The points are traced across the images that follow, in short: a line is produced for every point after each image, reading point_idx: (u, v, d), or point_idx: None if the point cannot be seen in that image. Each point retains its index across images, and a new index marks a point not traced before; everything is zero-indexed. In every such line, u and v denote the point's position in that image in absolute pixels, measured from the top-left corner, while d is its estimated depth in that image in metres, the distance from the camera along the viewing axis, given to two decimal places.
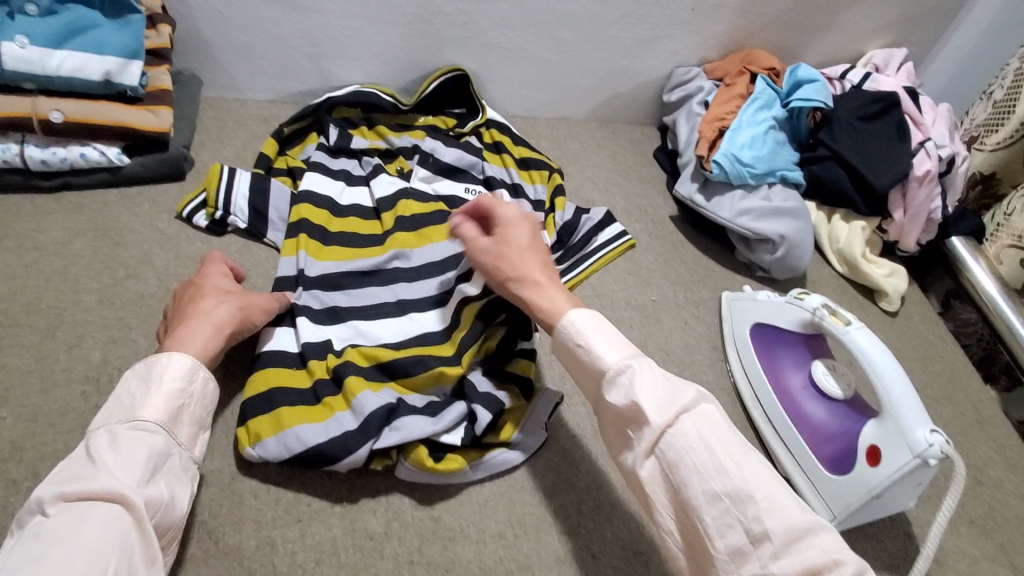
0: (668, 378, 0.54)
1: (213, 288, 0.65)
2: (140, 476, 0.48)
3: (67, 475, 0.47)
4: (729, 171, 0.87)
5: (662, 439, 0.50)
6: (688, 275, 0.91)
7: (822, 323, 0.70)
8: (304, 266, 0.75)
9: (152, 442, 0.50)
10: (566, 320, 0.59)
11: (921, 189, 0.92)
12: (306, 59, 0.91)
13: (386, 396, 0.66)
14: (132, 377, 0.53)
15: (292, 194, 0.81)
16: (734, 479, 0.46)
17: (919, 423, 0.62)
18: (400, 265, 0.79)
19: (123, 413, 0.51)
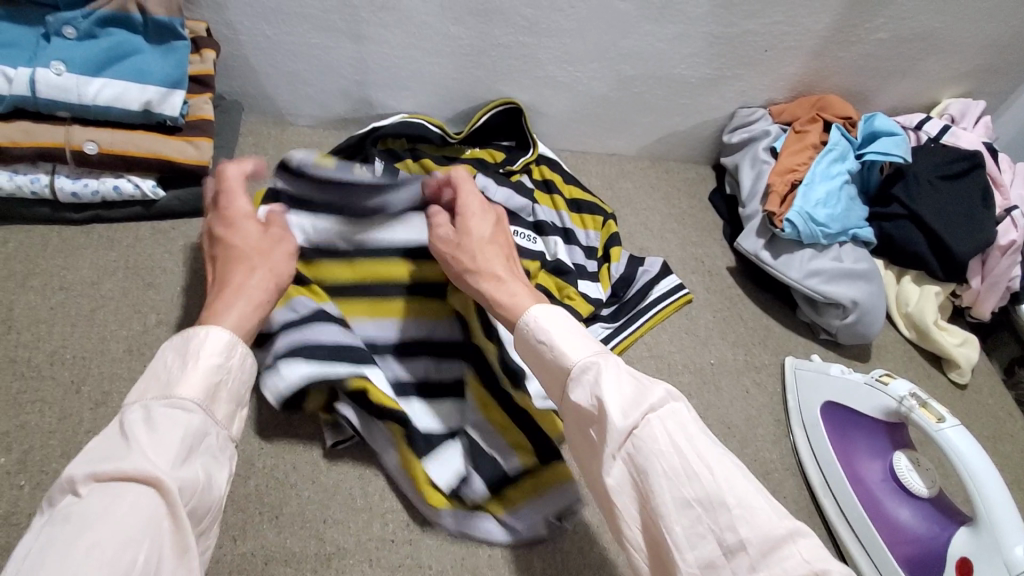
0: (639, 376, 0.47)
1: (248, 243, 0.57)
2: (177, 457, 0.40)
3: (95, 452, 0.39)
4: (801, 230, 0.81)
5: (630, 443, 0.44)
6: (749, 335, 0.85)
7: (910, 414, 0.64)
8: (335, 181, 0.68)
9: (192, 423, 0.42)
10: (527, 316, 0.53)
11: (1004, 258, 0.87)
12: (354, 87, 0.87)
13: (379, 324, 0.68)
14: (170, 349, 0.45)
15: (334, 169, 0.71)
16: (708, 486, 0.40)
17: (1019, 539, 0.56)
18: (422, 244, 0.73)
19: (160, 385, 0.43)
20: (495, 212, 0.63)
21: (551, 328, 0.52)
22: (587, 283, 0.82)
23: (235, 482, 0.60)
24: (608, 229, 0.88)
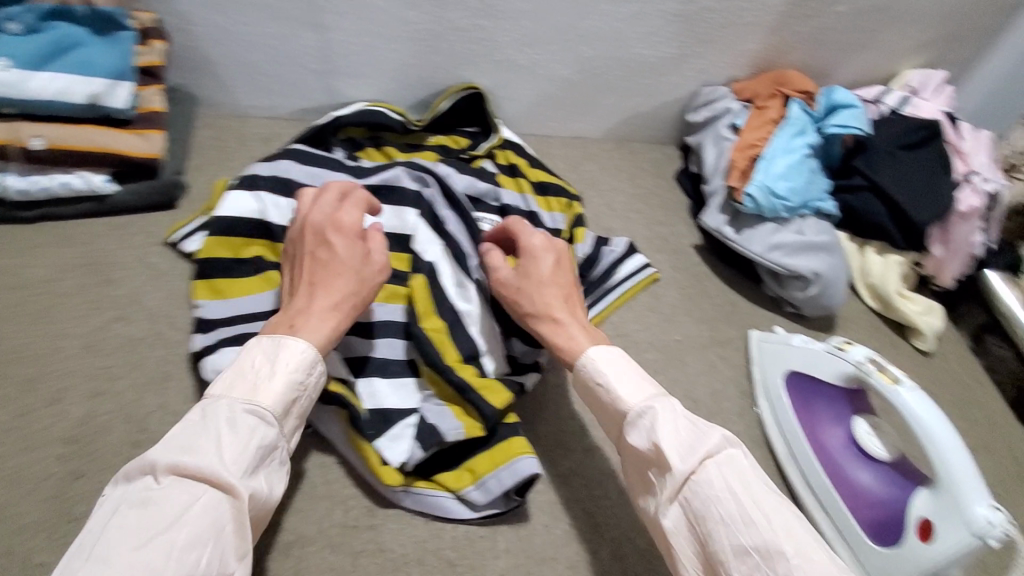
0: (694, 420, 0.54)
1: (344, 255, 0.61)
2: (243, 465, 0.47)
3: (183, 440, 0.47)
4: (761, 204, 0.82)
5: (687, 487, 0.50)
6: (714, 311, 0.86)
7: (868, 378, 0.64)
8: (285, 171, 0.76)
9: (263, 430, 0.50)
10: (585, 357, 0.60)
11: (964, 225, 0.88)
12: (313, 76, 0.86)
13: None
14: (259, 352, 0.53)
15: (287, 161, 0.77)
16: (764, 536, 0.46)
17: (977, 498, 0.55)
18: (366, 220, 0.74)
19: (240, 386, 0.51)
20: (555, 249, 0.68)
21: (612, 370, 0.58)
22: None
23: None
24: (571, 212, 0.88)
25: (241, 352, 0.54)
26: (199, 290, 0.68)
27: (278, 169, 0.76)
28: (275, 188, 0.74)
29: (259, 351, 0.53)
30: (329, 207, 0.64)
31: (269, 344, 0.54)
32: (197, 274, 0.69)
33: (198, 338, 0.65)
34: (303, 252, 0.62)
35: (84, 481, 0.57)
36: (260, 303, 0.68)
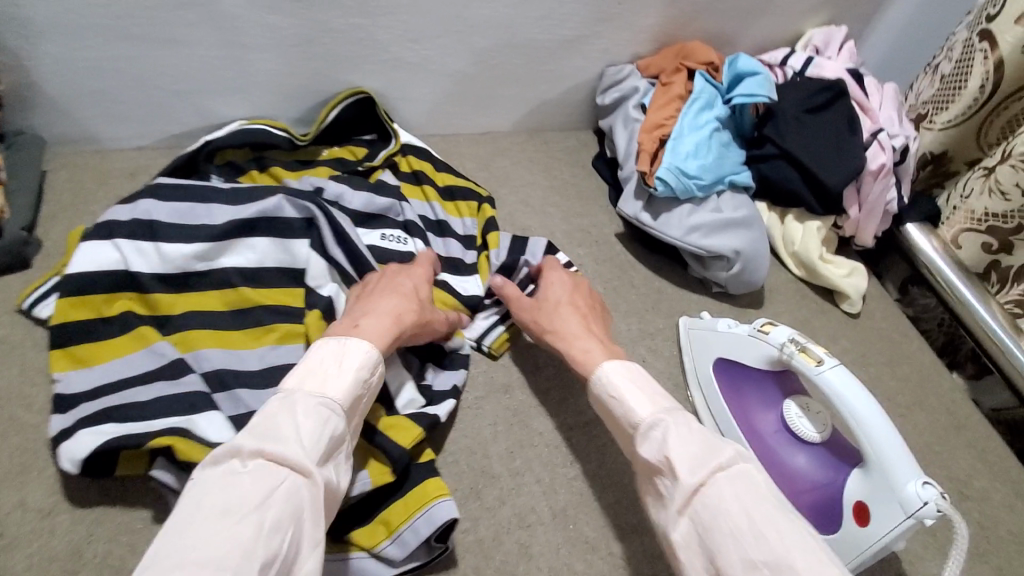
0: (707, 431, 0.50)
1: (409, 287, 0.65)
2: (319, 452, 0.47)
3: (261, 427, 0.46)
4: (675, 186, 0.79)
5: (697, 500, 0.46)
6: (641, 302, 0.83)
7: (792, 361, 0.62)
8: (148, 211, 0.66)
9: (336, 422, 0.49)
10: (600, 370, 0.59)
11: (876, 183, 0.86)
12: (176, 98, 0.76)
13: (216, 358, 0.62)
14: (325, 351, 0.54)
15: (147, 198, 0.67)
16: (776, 549, 0.41)
17: (908, 475, 0.53)
18: (249, 257, 0.68)
19: (313, 380, 0.51)
20: (576, 280, 0.72)
21: (627, 379, 0.58)
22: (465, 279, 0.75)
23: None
24: (479, 214, 0.83)
25: (307, 352, 0.54)
26: (58, 360, 0.60)
27: (140, 210, 0.66)
28: (139, 234, 0.65)
29: (327, 350, 0.54)
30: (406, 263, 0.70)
31: (339, 342, 0.55)
32: (54, 342, 0.61)
33: (54, 420, 0.56)
34: (370, 285, 0.66)
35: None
36: (131, 366, 0.60)
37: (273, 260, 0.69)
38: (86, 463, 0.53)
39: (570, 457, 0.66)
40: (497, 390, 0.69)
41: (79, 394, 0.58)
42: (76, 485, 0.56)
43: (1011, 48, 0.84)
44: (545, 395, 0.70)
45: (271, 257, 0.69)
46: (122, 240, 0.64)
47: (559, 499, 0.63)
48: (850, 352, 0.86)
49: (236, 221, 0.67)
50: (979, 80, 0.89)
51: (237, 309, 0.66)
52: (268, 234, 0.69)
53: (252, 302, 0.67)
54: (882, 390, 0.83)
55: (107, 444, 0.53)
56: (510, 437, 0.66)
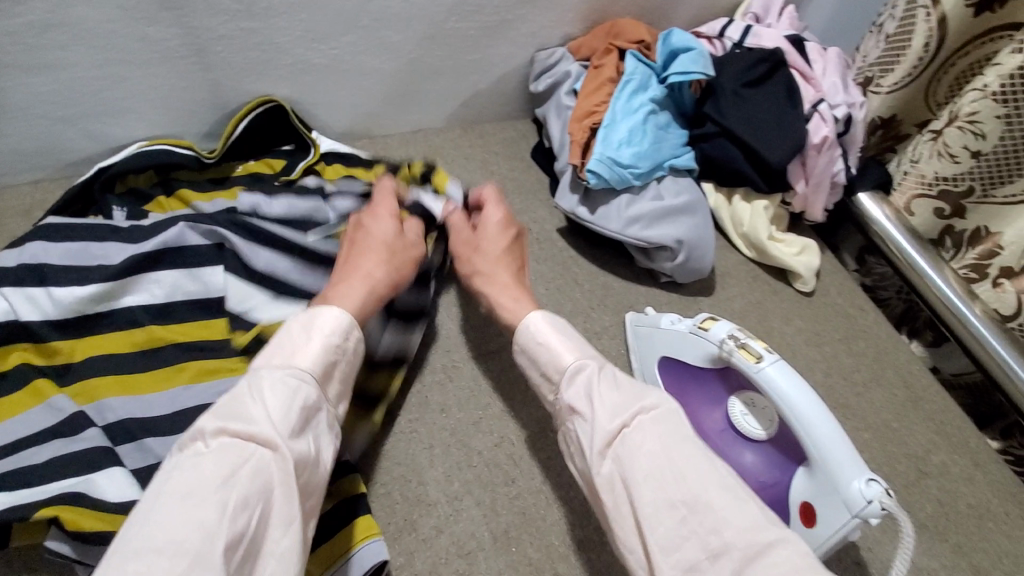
0: (631, 383, 0.53)
1: (379, 239, 0.63)
2: (291, 425, 0.45)
3: (227, 407, 0.45)
4: (608, 178, 0.75)
5: (617, 444, 0.48)
6: (587, 300, 0.79)
7: (732, 358, 0.59)
8: (36, 256, 0.61)
9: (308, 389, 0.48)
10: (527, 320, 0.59)
11: (821, 156, 0.82)
12: (60, 125, 0.70)
13: (120, 407, 0.58)
14: (294, 323, 0.52)
15: (34, 241, 0.62)
16: (692, 487, 0.44)
17: (851, 473, 0.51)
18: (154, 293, 0.64)
19: (282, 353, 0.50)
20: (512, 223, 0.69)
21: (550, 328, 0.57)
22: None
23: None
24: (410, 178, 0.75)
25: (280, 327, 0.53)
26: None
27: (27, 255, 0.61)
28: (27, 281, 0.60)
29: (298, 321, 0.52)
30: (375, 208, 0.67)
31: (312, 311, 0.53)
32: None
33: None
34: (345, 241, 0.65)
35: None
36: (27, 425, 0.55)
37: (180, 292, 0.65)
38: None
39: (510, 474, 0.63)
40: (432, 410, 0.66)
41: None
42: None
43: (953, 3, 0.81)
44: (484, 410, 0.67)
45: (180, 292, 0.65)
46: (7, 291, 0.59)
47: (499, 521, 0.60)
48: (805, 333, 0.84)
49: (135, 260, 0.63)
50: (923, 39, 0.85)
51: (147, 350, 0.62)
52: (173, 264, 0.65)
53: (164, 342, 0.63)
54: (838, 369, 0.81)
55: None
56: (448, 460, 0.63)
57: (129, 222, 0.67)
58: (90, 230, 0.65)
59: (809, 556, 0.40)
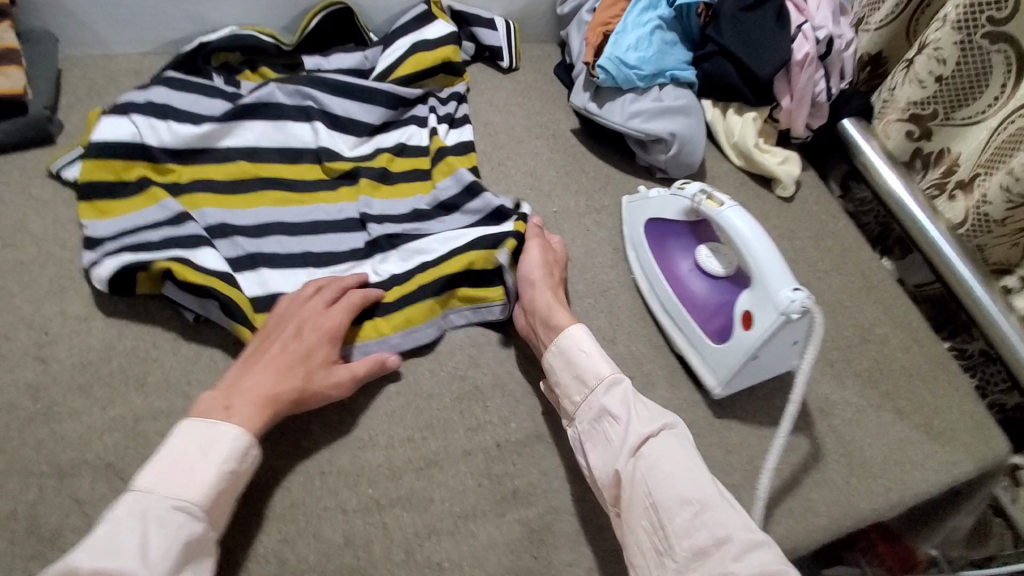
0: (649, 402, 0.64)
1: (309, 351, 0.64)
2: (169, 566, 0.48)
3: (102, 542, 0.48)
4: (615, 75, 0.90)
5: (643, 447, 0.59)
6: (590, 183, 0.93)
7: (700, 207, 0.73)
8: (159, 97, 0.79)
9: (193, 525, 0.51)
10: (581, 330, 0.68)
11: (803, 72, 0.94)
12: (171, 4, 0.88)
13: (215, 214, 0.76)
14: (190, 440, 0.54)
15: (158, 87, 0.80)
16: (702, 492, 0.56)
17: (783, 284, 0.65)
18: (245, 138, 0.82)
19: (169, 479, 0.52)
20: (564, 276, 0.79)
21: (591, 343, 0.67)
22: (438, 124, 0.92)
23: (98, 363, 0.64)
24: (457, 61, 0.96)
25: (174, 434, 0.54)
26: (83, 210, 0.73)
27: (152, 96, 0.79)
28: (152, 115, 0.78)
29: (192, 436, 0.54)
30: (329, 309, 0.67)
31: (203, 424, 0.55)
32: (80, 197, 0.74)
33: (85, 257, 0.70)
34: (279, 330, 0.65)
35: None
36: (145, 216, 0.73)
37: (267, 141, 0.83)
38: (109, 280, 0.66)
39: None
40: None
41: (109, 237, 0.71)
42: (105, 302, 0.69)
43: None
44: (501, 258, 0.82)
45: (268, 138, 0.83)
46: (138, 117, 0.77)
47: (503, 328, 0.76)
48: (782, 228, 0.96)
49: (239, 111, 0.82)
50: None
51: (235, 178, 0.79)
52: (262, 116, 0.83)
53: (251, 175, 0.80)
54: (805, 258, 0.93)
55: (127, 262, 0.66)
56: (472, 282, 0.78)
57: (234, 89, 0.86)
58: (203, 87, 0.83)
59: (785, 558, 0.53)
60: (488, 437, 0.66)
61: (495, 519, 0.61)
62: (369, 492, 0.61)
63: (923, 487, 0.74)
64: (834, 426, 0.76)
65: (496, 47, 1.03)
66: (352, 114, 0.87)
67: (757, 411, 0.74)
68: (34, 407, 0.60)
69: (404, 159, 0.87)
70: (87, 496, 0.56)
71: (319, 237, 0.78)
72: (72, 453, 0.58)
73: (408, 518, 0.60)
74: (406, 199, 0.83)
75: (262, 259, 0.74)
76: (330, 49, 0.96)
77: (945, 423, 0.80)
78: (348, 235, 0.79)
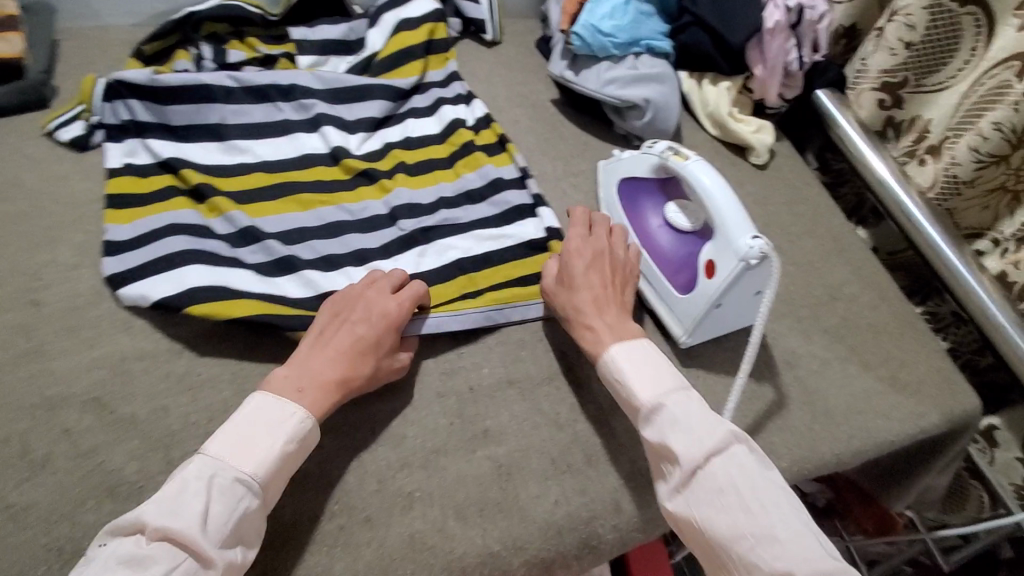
0: (704, 414, 0.60)
1: (368, 337, 0.63)
2: (225, 536, 0.50)
3: (167, 500, 0.49)
4: (589, 42, 0.93)
5: (694, 478, 0.57)
6: (568, 150, 0.96)
7: (668, 163, 0.76)
8: (168, 116, 0.80)
9: (250, 500, 0.52)
10: (609, 356, 0.65)
11: (774, 40, 0.96)
12: None
13: (238, 219, 0.74)
14: (260, 416, 0.55)
15: (161, 104, 0.80)
16: (760, 523, 0.53)
17: (743, 233, 0.68)
18: (256, 145, 0.82)
19: (237, 450, 0.53)
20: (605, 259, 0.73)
21: (630, 363, 0.64)
22: (423, 97, 0.95)
23: (87, 307, 0.67)
24: (442, 35, 0.99)
25: (244, 410, 0.56)
26: (110, 216, 0.72)
27: (160, 113, 0.80)
28: (165, 132, 0.80)
29: (262, 410, 0.56)
30: (382, 295, 0.66)
31: (273, 400, 0.56)
32: (109, 205, 0.73)
33: (110, 267, 0.69)
34: (341, 319, 0.64)
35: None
36: (173, 219, 0.73)
37: (278, 149, 0.83)
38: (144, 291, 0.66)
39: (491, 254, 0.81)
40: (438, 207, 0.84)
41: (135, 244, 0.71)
42: (94, 252, 0.71)
43: None
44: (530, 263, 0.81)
45: (279, 149, 0.83)
46: (151, 140, 0.79)
47: None
48: (756, 194, 0.98)
49: (247, 126, 0.83)
50: None
51: (258, 186, 0.79)
52: (270, 121, 0.84)
53: (270, 182, 0.80)
54: (778, 221, 0.95)
55: (164, 281, 0.67)
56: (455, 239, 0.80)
57: (235, 82, 0.84)
58: (208, 93, 0.82)
59: None
60: (460, 381, 0.69)
61: (465, 455, 0.64)
62: (344, 427, 0.64)
63: (886, 435, 0.76)
64: (799, 376, 0.79)
65: (480, 20, 1.05)
66: (357, 115, 0.88)
67: (723, 360, 0.77)
68: (28, 347, 0.64)
69: (414, 153, 0.88)
70: (77, 426, 0.60)
71: (343, 238, 0.77)
72: (62, 387, 0.62)
73: (381, 452, 0.63)
74: (430, 188, 0.84)
75: (297, 263, 0.73)
76: (316, 19, 0.99)
77: (910, 375, 0.82)
78: (375, 231, 0.78)
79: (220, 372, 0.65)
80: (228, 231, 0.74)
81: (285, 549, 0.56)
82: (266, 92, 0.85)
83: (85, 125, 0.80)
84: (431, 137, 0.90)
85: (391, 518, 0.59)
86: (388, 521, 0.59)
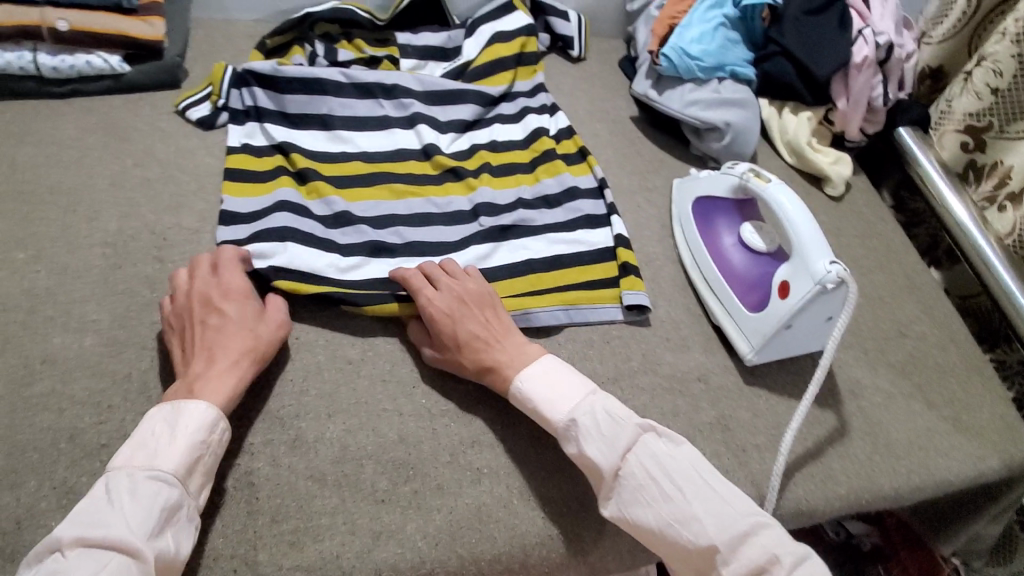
0: (613, 413, 0.62)
1: (237, 323, 0.64)
2: (151, 528, 0.50)
3: (86, 515, 0.50)
4: (677, 64, 0.96)
5: (619, 480, 0.59)
6: (644, 166, 0.99)
7: (748, 184, 0.78)
8: (285, 104, 0.88)
9: (169, 490, 0.52)
10: (519, 381, 0.65)
11: (861, 75, 0.97)
12: None
13: (336, 203, 0.81)
14: (159, 419, 0.56)
15: (279, 91, 0.89)
16: (681, 508, 0.57)
17: (821, 257, 0.70)
18: (358, 137, 0.89)
19: (131, 460, 0.54)
20: (468, 292, 0.71)
21: (539, 379, 0.65)
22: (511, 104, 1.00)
23: None
24: (533, 49, 1.04)
25: (142, 424, 0.56)
26: (228, 188, 0.80)
27: (278, 100, 0.88)
28: (279, 118, 0.88)
29: (158, 421, 0.56)
30: (227, 281, 0.67)
31: (159, 412, 0.57)
32: (226, 178, 0.81)
33: (226, 235, 0.76)
34: (196, 322, 0.64)
35: (117, 273, 0.72)
36: (277, 197, 0.80)
37: (377, 141, 0.89)
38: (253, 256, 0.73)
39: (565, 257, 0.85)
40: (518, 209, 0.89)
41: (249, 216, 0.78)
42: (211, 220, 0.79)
43: None
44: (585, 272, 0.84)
45: (377, 142, 0.89)
46: (269, 124, 0.87)
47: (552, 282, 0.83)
48: (829, 224, 0.99)
49: (352, 119, 0.90)
50: None
51: (356, 174, 0.85)
52: (371, 115, 0.91)
53: (366, 172, 0.86)
54: (850, 253, 0.96)
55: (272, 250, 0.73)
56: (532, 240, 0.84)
57: (346, 78, 0.91)
58: (321, 87, 0.90)
59: (779, 532, 0.55)
60: None
61: (530, 440, 0.67)
62: (423, 401, 0.68)
63: (947, 474, 0.75)
64: (862, 407, 0.79)
65: (569, 38, 1.10)
66: (450, 116, 0.94)
67: (784, 382, 0.78)
68: (152, 297, 0.71)
69: (499, 156, 0.93)
70: None
71: (429, 228, 0.82)
72: None
73: (454, 428, 0.67)
74: (511, 189, 0.89)
75: (385, 248, 0.79)
76: (418, 26, 1.06)
77: (977, 418, 0.81)
78: (458, 225, 0.84)
79: (315, 338, 0.71)
80: (326, 213, 0.81)
81: (312, 516, 0.59)
82: (371, 90, 0.92)
83: (212, 106, 0.88)
84: (515, 143, 0.95)
85: (460, 488, 0.63)
86: (457, 491, 0.63)
